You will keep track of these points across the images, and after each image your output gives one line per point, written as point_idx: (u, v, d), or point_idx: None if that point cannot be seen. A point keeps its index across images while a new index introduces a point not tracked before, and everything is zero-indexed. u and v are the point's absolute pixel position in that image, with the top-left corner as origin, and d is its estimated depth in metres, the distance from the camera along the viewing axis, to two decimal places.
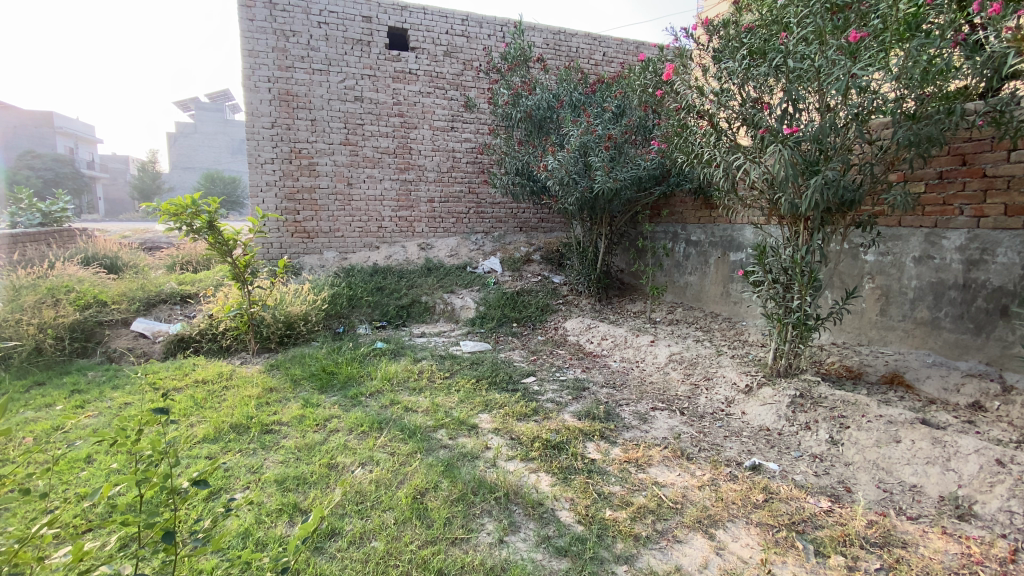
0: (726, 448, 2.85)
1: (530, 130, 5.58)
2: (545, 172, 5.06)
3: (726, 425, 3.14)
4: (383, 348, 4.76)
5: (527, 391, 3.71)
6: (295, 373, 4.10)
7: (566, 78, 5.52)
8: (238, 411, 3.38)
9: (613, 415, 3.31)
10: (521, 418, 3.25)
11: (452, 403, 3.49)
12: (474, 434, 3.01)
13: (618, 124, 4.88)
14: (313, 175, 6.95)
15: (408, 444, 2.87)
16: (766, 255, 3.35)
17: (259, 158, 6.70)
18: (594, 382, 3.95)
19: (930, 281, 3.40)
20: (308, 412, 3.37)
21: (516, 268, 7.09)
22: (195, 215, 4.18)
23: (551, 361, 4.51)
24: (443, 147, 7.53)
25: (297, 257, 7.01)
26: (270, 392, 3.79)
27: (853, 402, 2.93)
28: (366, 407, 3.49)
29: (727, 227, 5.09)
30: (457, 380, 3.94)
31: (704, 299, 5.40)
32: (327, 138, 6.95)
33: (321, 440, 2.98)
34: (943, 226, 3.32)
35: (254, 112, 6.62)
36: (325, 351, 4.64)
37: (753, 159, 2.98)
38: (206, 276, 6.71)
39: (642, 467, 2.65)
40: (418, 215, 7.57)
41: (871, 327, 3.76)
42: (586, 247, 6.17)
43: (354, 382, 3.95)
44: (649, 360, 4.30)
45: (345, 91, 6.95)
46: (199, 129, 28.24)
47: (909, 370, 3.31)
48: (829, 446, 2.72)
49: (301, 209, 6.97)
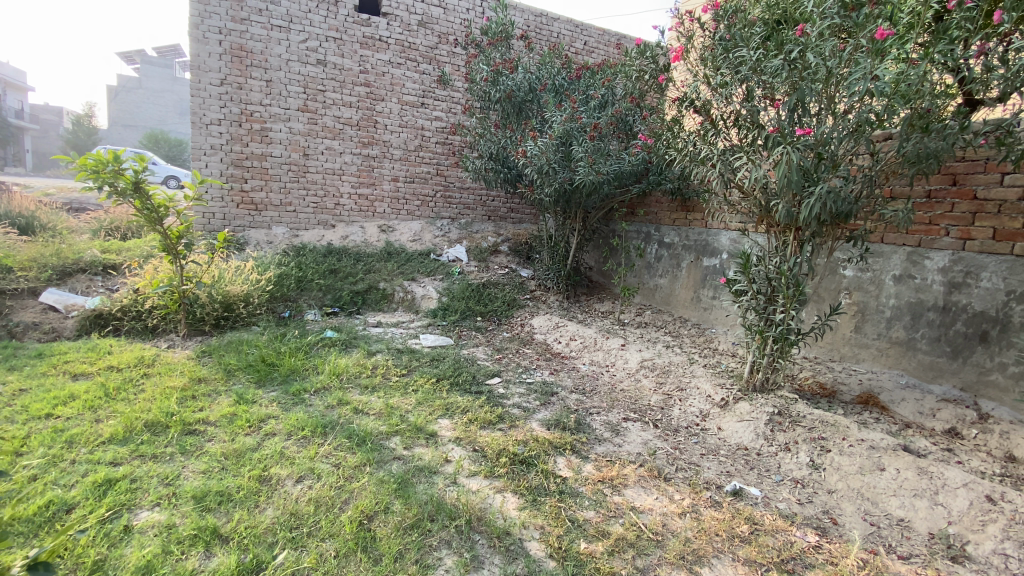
0: (704, 468, 2.65)
1: (508, 112, 5.21)
2: (523, 158, 4.71)
3: (703, 441, 2.94)
4: (333, 337, 4.33)
5: (491, 395, 3.40)
6: (229, 363, 3.62)
7: (549, 60, 5.20)
8: (156, 406, 2.92)
9: (584, 426, 3.06)
10: (486, 426, 2.95)
11: (408, 405, 3.15)
12: (433, 444, 2.69)
13: (603, 113, 4.64)
14: (265, 142, 6.33)
15: (356, 454, 2.51)
16: (752, 264, 3.16)
17: (203, 118, 6.03)
18: (562, 387, 3.68)
19: (908, 300, 3.34)
20: (239, 409, 2.95)
21: (483, 258, 6.74)
22: (116, 173, 3.59)
23: (517, 361, 4.22)
24: (411, 124, 7.06)
25: (241, 231, 6.39)
26: (198, 383, 3.33)
27: (834, 424, 2.81)
28: (309, 406, 3.09)
29: (703, 231, 4.94)
30: (415, 379, 3.59)
31: (673, 303, 5.26)
32: (282, 102, 6.34)
33: (253, 446, 2.58)
34: (927, 246, 3.26)
35: (200, 66, 5.93)
36: (266, 338, 4.18)
37: (755, 160, 2.75)
38: (135, 244, 5.99)
39: (617, 488, 2.40)
40: (380, 194, 7.07)
41: (844, 343, 3.70)
42: (557, 242, 5.89)
43: (297, 376, 3.53)
44: (620, 364, 4.08)
45: (306, 52, 6.35)
46: (142, 84, 25.97)
47: (883, 391, 3.24)
48: (810, 470, 2.58)
49: (249, 178, 6.34)
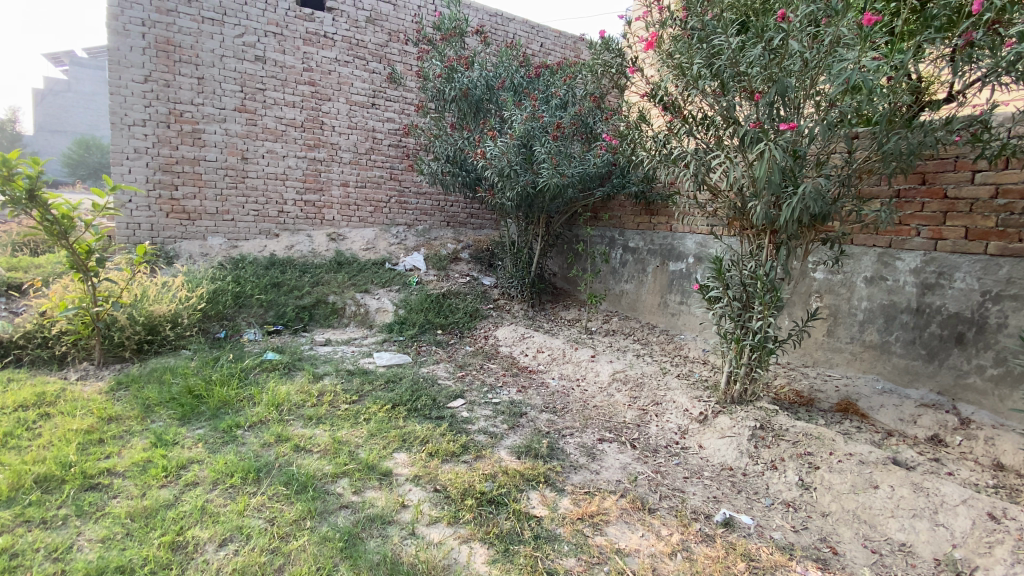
0: (689, 494, 2.42)
1: (465, 112, 4.90)
2: (482, 159, 4.41)
3: (684, 463, 2.72)
4: (274, 360, 3.89)
5: (453, 421, 3.07)
6: (149, 397, 3.13)
7: (507, 56, 4.95)
8: (52, 455, 2.42)
9: (557, 451, 2.77)
10: (448, 459, 2.62)
11: (359, 438, 2.78)
12: (386, 485, 2.35)
13: (565, 113, 4.45)
14: (197, 145, 5.77)
15: (295, 506, 2.14)
16: (726, 269, 2.99)
17: (126, 118, 5.42)
18: (531, 406, 3.39)
19: (881, 303, 3.27)
20: (155, 454, 2.49)
21: (442, 267, 6.38)
22: (5, 179, 3.03)
23: (482, 379, 3.90)
24: (361, 125, 6.64)
25: (171, 242, 5.79)
26: (108, 423, 2.83)
27: (818, 437, 2.67)
28: (242, 446, 2.68)
29: (668, 234, 4.80)
30: (367, 406, 3.22)
31: (640, 309, 5.09)
32: (217, 102, 5.80)
33: (169, 501, 2.16)
34: (898, 247, 3.20)
35: (120, 61, 5.33)
36: (195, 364, 3.69)
37: (732, 158, 2.57)
38: (45, 260, 5.28)
39: (599, 527, 2.13)
40: (329, 200, 6.61)
41: (817, 348, 3.60)
42: (519, 248, 5.62)
43: (229, 409, 3.09)
44: (590, 378, 3.83)
45: (242, 47, 5.83)
46: (71, 87, 24.09)
47: (862, 398, 3.14)
48: (800, 491, 2.42)
49: (180, 184, 5.75)
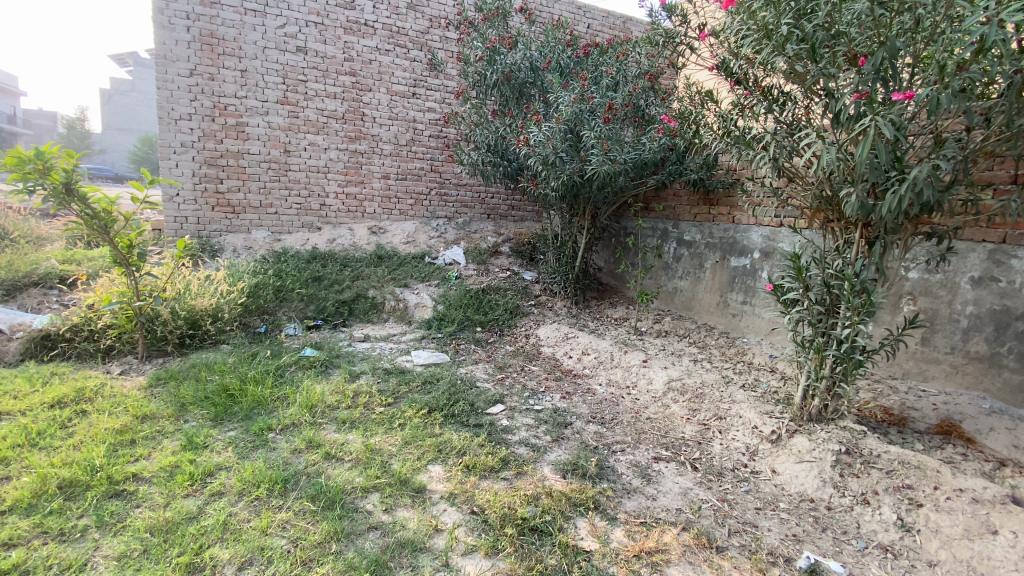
0: (764, 530, 2.09)
1: (507, 96, 4.63)
2: (526, 146, 4.13)
3: (755, 490, 2.38)
4: (311, 357, 3.78)
5: (493, 430, 2.84)
6: (184, 395, 3.06)
7: (554, 35, 4.64)
8: (81, 457, 2.37)
9: (606, 470, 2.49)
10: (487, 475, 2.39)
11: (392, 447, 2.59)
12: (419, 504, 2.14)
13: (617, 93, 4.13)
14: (241, 138, 5.78)
15: (320, 526, 1.97)
16: (806, 268, 2.60)
17: (172, 113, 5.48)
18: (577, 415, 3.12)
19: (990, 308, 2.81)
20: (183, 459, 2.40)
21: (482, 260, 6.16)
22: (41, 172, 3.00)
23: (523, 382, 3.65)
24: (401, 115, 6.49)
25: (217, 235, 5.84)
26: (142, 422, 2.78)
27: (918, 466, 2.28)
28: (272, 452, 2.55)
29: (729, 227, 4.38)
30: (402, 410, 3.03)
31: (695, 308, 4.70)
32: (260, 94, 5.78)
33: (192, 514, 2.04)
34: (1014, 242, 2.71)
35: (167, 55, 5.38)
36: (233, 360, 3.63)
37: (822, 138, 2.19)
38: (99, 254, 5.42)
39: (657, 568, 1.84)
40: (370, 193, 6.51)
41: (909, 358, 3.15)
42: (563, 242, 5.32)
43: (261, 410, 2.98)
44: (643, 385, 3.51)
45: (284, 38, 5.78)
46: (137, 87, 25.37)
47: (967, 420, 2.69)
48: (899, 533, 2.05)
49: (224, 177, 5.78)
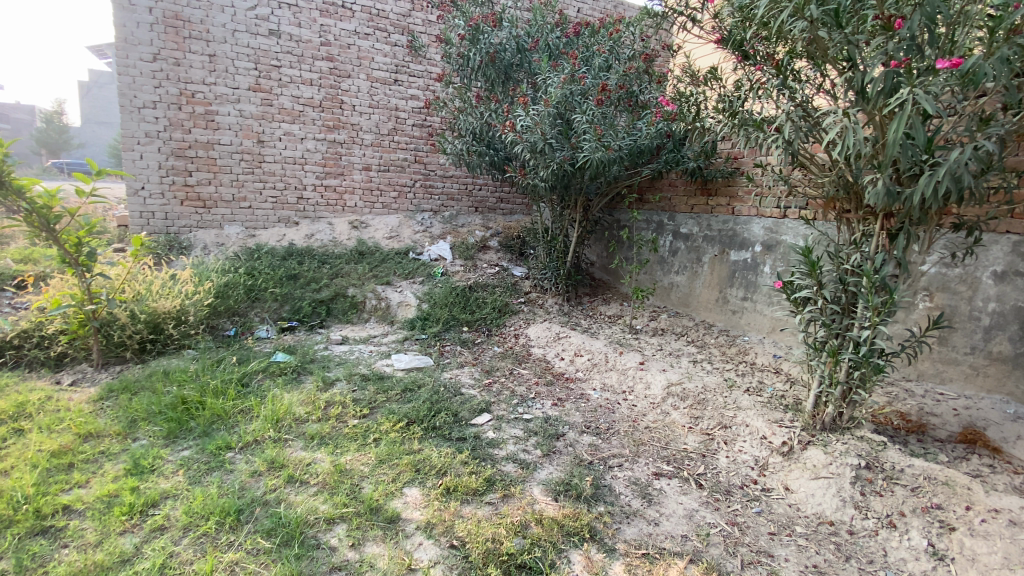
0: (780, 561, 1.86)
1: (492, 79, 4.34)
2: (512, 133, 3.85)
3: (768, 511, 2.15)
4: (282, 363, 3.49)
5: (477, 445, 2.58)
6: (135, 409, 2.77)
7: (542, 12, 4.34)
8: (5, 487, 2.07)
9: (602, 490, 2.24)
10: (469, 499, 2.13)
11: (365, 467, 2.32)
12: (390, 538, 1.87)
13: (609, 75, 3.87)
14: (211, 127, 5.43)
15: (272, 569, 1.70)
16: (819, 263, 2.36)
17: (135, 100, 5.11)
18: (570, 426, 2.87)
19: (1015, 305, 2.59)
20: (125, 487, 2.12)
21: (469, 256, 5.88)
22: None
23: (511, 388, 3.39)
24: (383, 103, 6.17)
25: (187, 231, 5.51)
26: (84, 443, 2.48)
27: (947, 483, 2.06)
28: (229, 475, 2.27)
29: (728, 219, 4.14)
30: (378, 422, 2.76)
31: (693, 305, 4.47)
32: (231, 80, 5.43)
33: (127, 556, 1.76)
34: None
35: (127, 38, 5.00)
36: (195, 367, 3.34)
37: (845, 116, 1.95)
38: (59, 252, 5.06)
39: None
40: (350, 185, 6.19)
41: (925, 359, 2.94)
42: (553, 236, 5.05)
43: (222, 425, 2.69)
44: (640, 390, 3.26)
45: (255, 21, 5.42)
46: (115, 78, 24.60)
47: (991, 427, 2.47)
48: (932, 563, 1.83)
49: (193, 169, 5.44)
